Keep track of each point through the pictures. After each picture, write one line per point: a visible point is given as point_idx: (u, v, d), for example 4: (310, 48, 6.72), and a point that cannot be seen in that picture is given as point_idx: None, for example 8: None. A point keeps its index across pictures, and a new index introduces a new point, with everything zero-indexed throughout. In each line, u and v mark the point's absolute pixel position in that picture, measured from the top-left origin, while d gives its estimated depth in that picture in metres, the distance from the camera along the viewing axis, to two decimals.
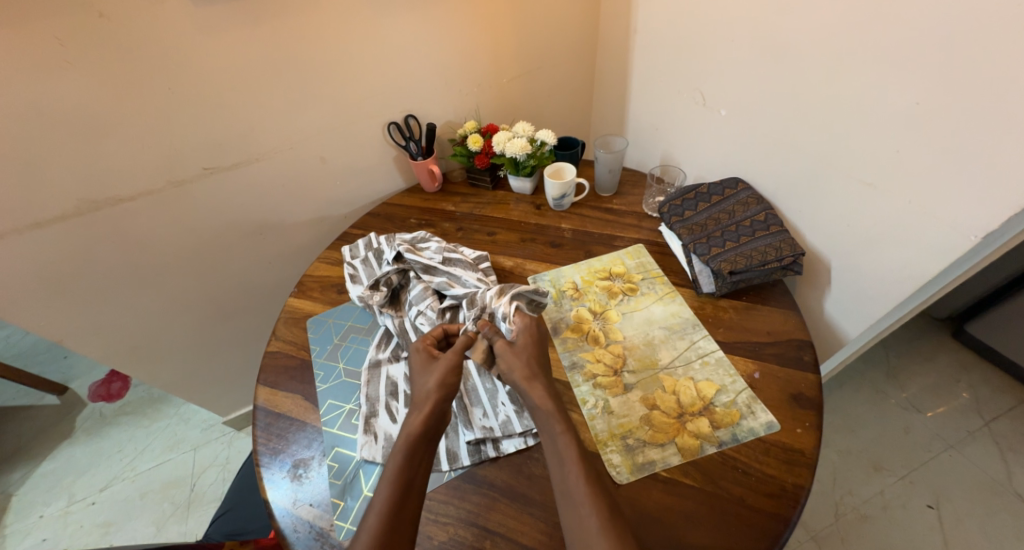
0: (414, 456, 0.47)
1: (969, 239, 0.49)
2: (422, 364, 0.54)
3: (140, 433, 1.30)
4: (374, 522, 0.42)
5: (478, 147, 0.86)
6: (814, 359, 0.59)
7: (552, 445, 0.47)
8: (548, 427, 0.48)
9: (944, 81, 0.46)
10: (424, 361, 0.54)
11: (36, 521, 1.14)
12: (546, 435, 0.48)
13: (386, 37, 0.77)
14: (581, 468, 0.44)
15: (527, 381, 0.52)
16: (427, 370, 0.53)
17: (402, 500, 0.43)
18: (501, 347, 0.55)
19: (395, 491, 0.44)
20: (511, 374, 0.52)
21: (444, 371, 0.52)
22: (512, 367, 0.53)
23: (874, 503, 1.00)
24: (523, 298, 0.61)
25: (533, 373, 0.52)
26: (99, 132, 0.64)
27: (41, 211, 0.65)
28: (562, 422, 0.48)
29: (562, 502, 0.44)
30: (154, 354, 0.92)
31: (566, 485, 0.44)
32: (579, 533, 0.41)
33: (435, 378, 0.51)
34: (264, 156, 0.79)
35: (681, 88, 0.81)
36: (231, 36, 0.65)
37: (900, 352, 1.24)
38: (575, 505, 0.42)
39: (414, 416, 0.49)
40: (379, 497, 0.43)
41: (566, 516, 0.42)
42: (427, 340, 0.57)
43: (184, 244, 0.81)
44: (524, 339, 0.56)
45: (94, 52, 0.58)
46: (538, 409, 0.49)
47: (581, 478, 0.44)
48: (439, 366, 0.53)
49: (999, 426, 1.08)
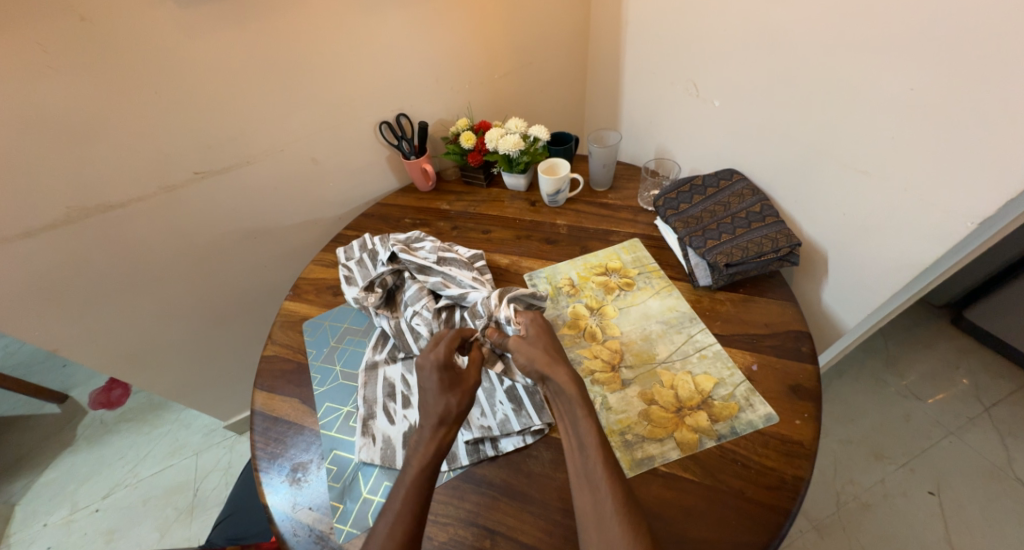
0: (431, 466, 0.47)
1: (966, 226, 0.49)
2: (440, 382, 0.52)
3: (141, 439, 1.30)
4: (395, 528, 0.42)
5: (471, 145, 0.86)
6: (812, 349, 0.58)
7: (574, 430, 0.48)
8: (571, 411, 0.49)
9: (940, 66, 0.45)
10: (446, 378, 0.52)
11: (40, 529, 1.14)
12: (569, 419, 0.49)
13: (374, 34, 0.76)
14: (600, 453, 0.45)
15: (550, 365, 0.52)
16: (450, 389, 0.52)
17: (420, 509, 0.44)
18: (515, 343, 0.55)
19: (412, 500, 0.44)
20: (534, 363, 0.52)
21: (466, 394, 0.52)
22: (532, 356, 0.53)
23: (875, 490, 1.00)
24: (520, 302, 0.61)
25: (555, 359, 0.53)
26: (87, 138, 0.63)
27: (32, 220, 0.65)
28: (585, 407, 0.48)
29: (577, 487, 0.44)
30: (151, 361, 0.91)
31: (585, 467, 0.44)
32: (594, 518, 0.41)
33: (458, 398, 0.52)
34: (256, 159, 0.79)
35: (675, 80, 0.80)
36: (216, 36, 0.64)
37: (899, 339, 1.24)
38: (593, 489, 0.43)
39: (432, 433, 0.49)
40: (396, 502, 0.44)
41: (580, 500, 0.43)
42: (446, 351, 0.54)
43: (177, 249, 0.80)
44: (533, 335, 0.56)
45: (77, 56, 0.57)
46: (563, 392, 0.50)
47: (599, 463, 0.44)
48: (462, 386, 0.53)
49: (999, 412, 1.09)
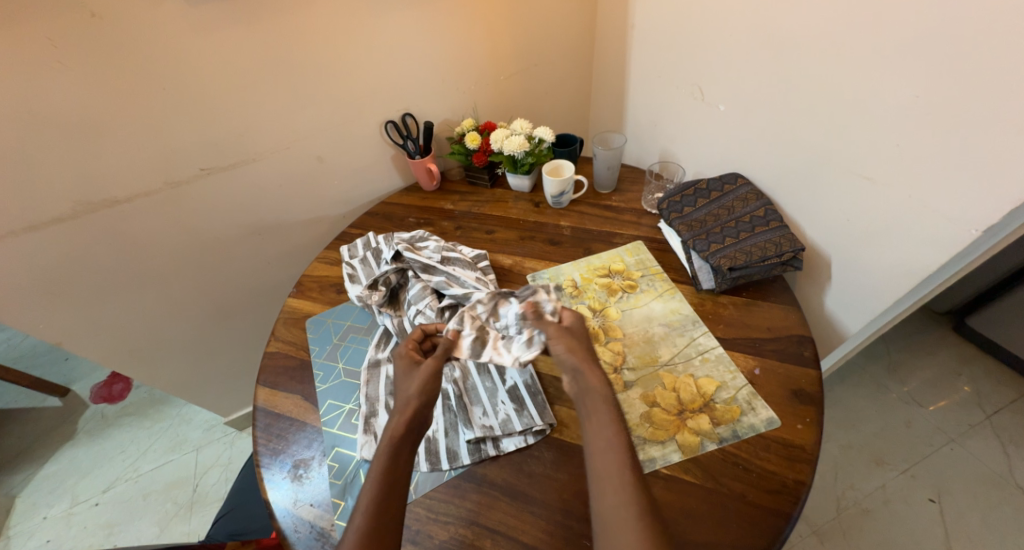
0: (398, 456, 0.47)
1: (971, 232, 0.48)
2: (404, 369, 0.54)
3: (143, 434, 1.31)
4: (364, 518, 0.42)
5: (476, 145, 0.86)
6: (815, 354, 0.58)
7: (598, 430, 0.46)
8: (599, 411, 0.48)
9: (941, 74, 0.46)
10: (406, 365, 0.54)
11: (40, 522, 1.14)
12: (596, 419, 0.47)
13: (381, 34, 0.76)
14: (624, 457, 0.43)
15: (585, 363, 0.52)
16: (410, 374, 0.53)
17: (386, 499, 0.43)
18: (555, 330, 0.55)
19: (379, 491, 0.44)
20: (571, 355, 0.52)
21: (426, 378, 0.52)
22: (570, 347, 0.53)
23: (876, 497, 1.00)
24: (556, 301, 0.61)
25: (591, 363, 0.52)
26: (94, 134, 0.63)
27: (38, 213, 0.65)
28: (615, 411, 0.47)
29: (598, 488, 0.42)
30: (154, 356, 0.92)
31: (604, 471, 0.43)
32: (612, 520, 0.40)
33: (416, 385, 0.51)
34: (262, 156, 0.79)
35: (679, 83, 0.80)
36: (224, 34, 0.65)
37: (901, 345, 1.24)
38: (615, 490, 0.41)
39: (395, 420, 0.49)
40: (364, 495, 0.44)
41: (600, 499, 0.42)
42: (410, 345, 0.56)
43: (181, 245, 0.81)
44: (575, 330, 0.56)
45: (85, 52, 0.57)
46: (593, 392, 0.49)
47: (624, 465, 0.43)
48: (420, 372, 0.52)
49: (1000, 420, 1.08)
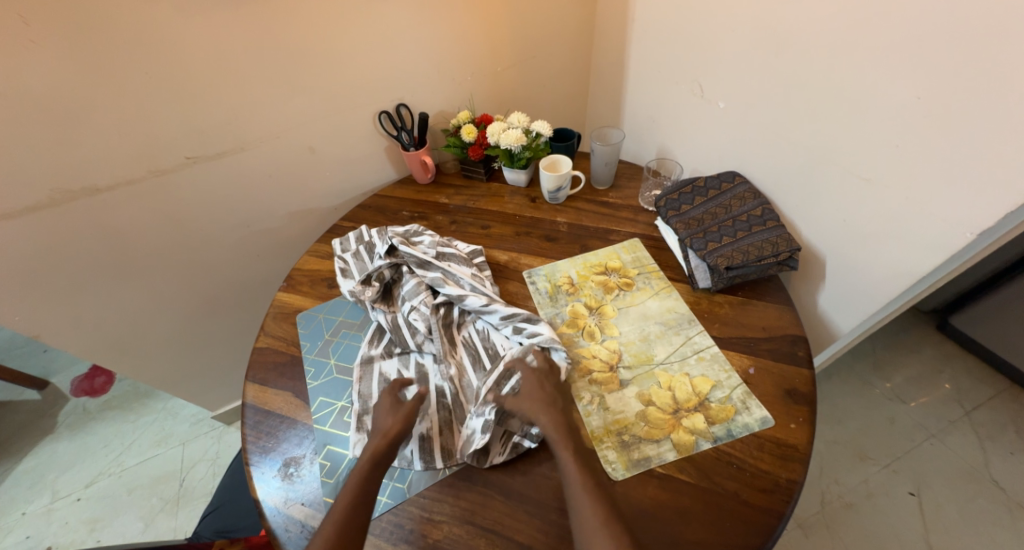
0: (373, 474, 0.48)
1: (966, 236, 0.49)
2: (388, 405, 0.54)
3: (127, 428, 1.28)
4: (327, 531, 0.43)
5: (472, 138, 0.84)
6: (808, 354, 0.59)
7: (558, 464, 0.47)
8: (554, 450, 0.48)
9: (943, 76, 0.46)
10: (390, 403, 0.54)
11: (20, 518, 1.12)
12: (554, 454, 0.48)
13: (374, 20, 0.74)
14: (582, 479, 0.45)
15: (537, 410, 0.50)
16: (391, 411, 0.53)
17: (353, 515, 0.44)
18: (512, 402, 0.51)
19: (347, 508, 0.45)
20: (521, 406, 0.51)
21: (404, 417, 0.52)
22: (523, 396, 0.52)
23: (859, 491, 1.03)
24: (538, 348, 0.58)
25: (546, 404, 0.51)
26: (72, 119, 0.60)
27: (12, 202, 0.62)
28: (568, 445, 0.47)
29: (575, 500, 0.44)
30: (138, 350, 0.89)
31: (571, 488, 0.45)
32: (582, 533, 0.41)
33: (389, 422, 0.51)
34: (251, 145, 0.77)
35: (679, 79, 0.79)
36: (209, 15, 0.62)
37: (887, 343, 1.27)
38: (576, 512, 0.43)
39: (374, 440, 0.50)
40: (336, 508, 0.45)
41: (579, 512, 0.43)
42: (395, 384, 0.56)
43: (166, 236, 0.78)
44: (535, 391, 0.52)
45: (60, 31, 0.54)
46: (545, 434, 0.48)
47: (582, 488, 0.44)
48: (405, 406, 0.53)
49: (979, 416, 1.11)
